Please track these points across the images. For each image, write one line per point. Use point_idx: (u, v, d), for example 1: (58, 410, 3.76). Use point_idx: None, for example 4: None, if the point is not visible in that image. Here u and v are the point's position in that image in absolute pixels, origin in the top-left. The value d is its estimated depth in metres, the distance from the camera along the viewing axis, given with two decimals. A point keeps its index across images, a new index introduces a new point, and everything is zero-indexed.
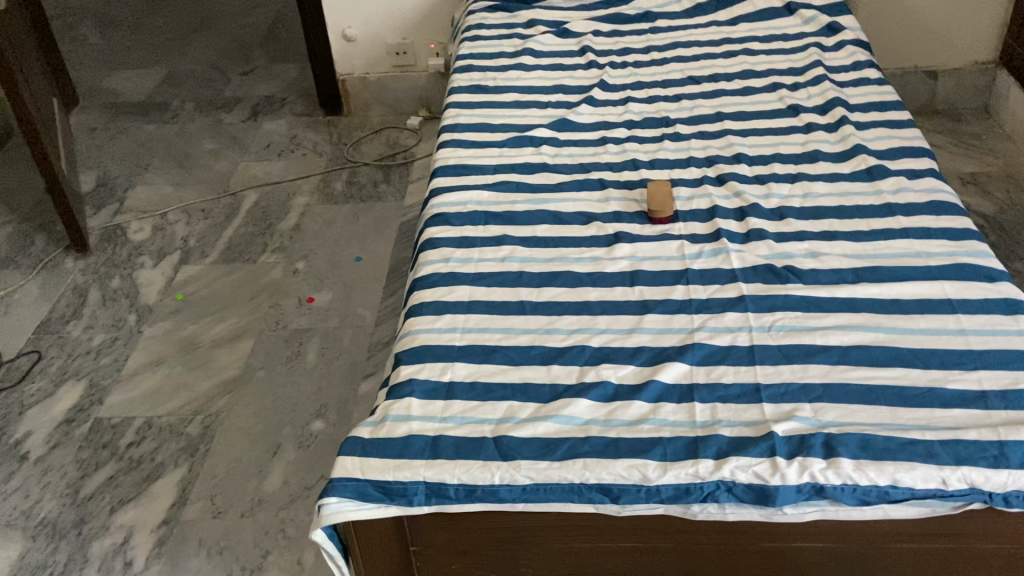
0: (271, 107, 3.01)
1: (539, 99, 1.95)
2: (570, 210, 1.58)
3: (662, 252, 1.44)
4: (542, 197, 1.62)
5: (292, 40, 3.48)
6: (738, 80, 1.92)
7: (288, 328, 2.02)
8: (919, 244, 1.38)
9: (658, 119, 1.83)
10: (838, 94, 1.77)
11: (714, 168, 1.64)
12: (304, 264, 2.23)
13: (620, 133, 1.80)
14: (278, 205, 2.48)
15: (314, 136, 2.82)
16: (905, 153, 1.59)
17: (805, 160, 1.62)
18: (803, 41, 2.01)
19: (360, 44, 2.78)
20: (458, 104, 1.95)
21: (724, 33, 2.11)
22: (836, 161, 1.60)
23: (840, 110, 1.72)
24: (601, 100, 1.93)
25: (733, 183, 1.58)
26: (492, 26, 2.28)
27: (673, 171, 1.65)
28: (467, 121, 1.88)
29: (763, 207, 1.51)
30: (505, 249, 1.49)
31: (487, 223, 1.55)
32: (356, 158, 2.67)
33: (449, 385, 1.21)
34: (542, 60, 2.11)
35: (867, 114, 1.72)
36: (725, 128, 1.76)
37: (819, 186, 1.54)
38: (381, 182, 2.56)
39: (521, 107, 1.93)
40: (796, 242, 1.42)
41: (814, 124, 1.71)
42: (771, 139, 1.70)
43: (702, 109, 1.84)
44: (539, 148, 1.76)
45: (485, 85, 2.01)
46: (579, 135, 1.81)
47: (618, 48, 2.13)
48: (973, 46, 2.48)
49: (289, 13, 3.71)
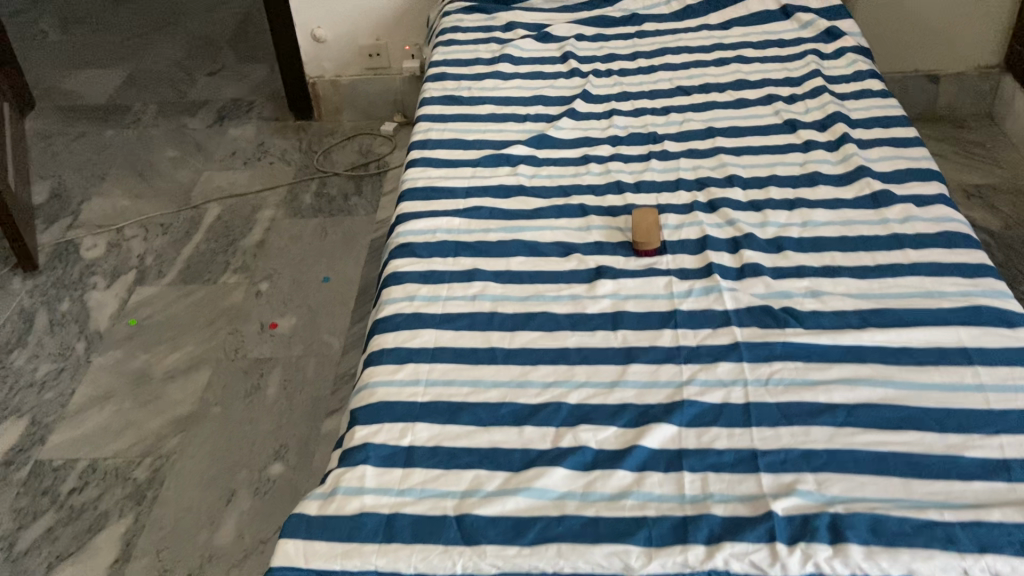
0: (239, 111, 2.86)
1: (516, 111, 1.82)
2: (547, 239, 1.45)
3: (648, 290, 1.31)
4: (518, 224, 1.48)
5: (263, 38, 3.32)
6: (731, 91, 1.78)
7: (248, 357, 1.89)
8: (930, 282, 1.25)
9: (644, 135, 1.70)
10: (838, 108, 1.64)
11: (704, 192, 1.52)
12: (267, 285, 2.10)
13: (604, 151, 1.67)
14: (242, 219, 2.34)
15: (283, 143, 2.68)
16: (912, 176, 1.46)
17: (803, 184, 1.49)
18: (801, 47, 1.88)
19: (331, 45, 2.63)
20: (430, 116, 1.81)
21: (715, 38, 1.97)
22: (837, 184, 1.48)
23: (841, 126, 1.59)
24: (583, 113, 1.80)
25: (725, 210, 1.45)
26: (468, 28, 2.13)
27: (661, 195, 1.52)
28: (439, 136, 1.74)
29: (758, 238, 1.39)
30: (476, 286, 1.35)
31: (457, 255, 1.42)
32: (326, 168, 2.53)
33: (408, 450, 1.08)
34: (521, 67, 1.97)
35: (871, 130, 1.59)
36: (716, 146, 1.63)
37: (820, 214, 1.41)
38: (352, 195, 2.42)
39: (498, 121, 1.79)
40: (794, 279, 1.29)
41: (812, 142, 1.58)
42: (766, 159, 1.57)
43: (692, 124, 1.71)
44: (516, 167, 1.63)
45: (459, 95, 1.87)
46: (560, 153, 1.68)
47: (602, 54, 2.00)
48: (976, 50, 2.36)
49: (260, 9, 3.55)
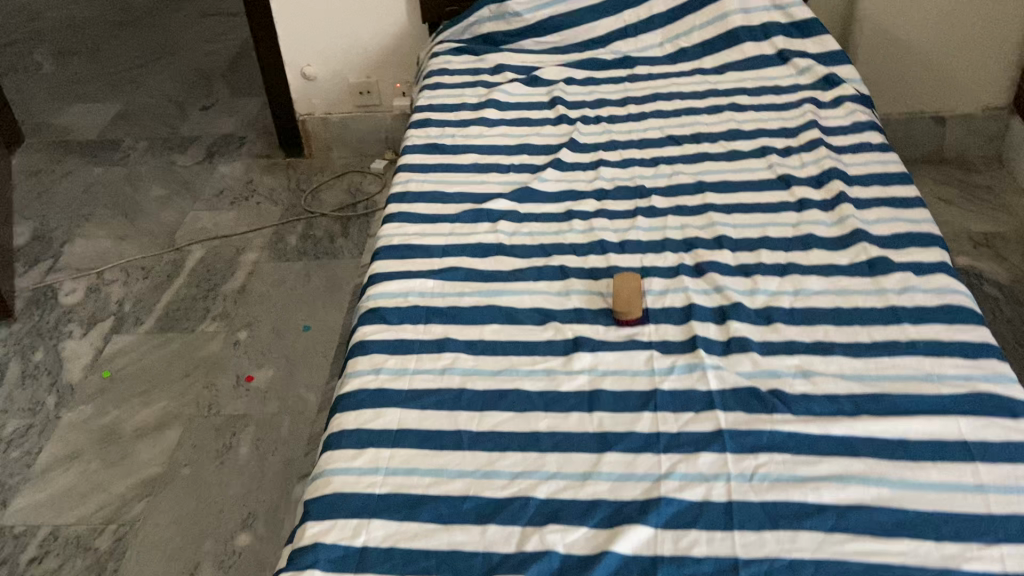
0: (228, 147, 2.81)
1: (500, 161, 1.75)
2: (525, 305, 1.37)
3: (628, 365, 1.23)
4: (494, 288, 1.41)
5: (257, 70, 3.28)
6: (724, 142, 1.71)
7: (221, 414, 1.82)
8: (929, 363, 1.17)
9: (631, 188, 1.63)
10: (835, 164, 1.58)
11: (692, 254, 1.44)
12: (246, 334, 2.03)
13: (589, 206, 1.59)
14: (225, 262, 2.28)
15: (271, 181, 2.62)
16: (911, 241, 1.39)
17: (796, 248, 1.42)
18: (797, 95, 1.82)
19: (321, 83, 2.58)
20: (410, 166, 1.75)
21: (709, 84, 1.91)
22: (832, 249, 1.41)
23: (837, 183, 1.53)
24: (570, 163, 1.73)
25: (713, 276, 1.38)
26: (457, 71, 2.07)
27: (646, 256, 1.45)
28: (418, 188, 1.68)
29: (746, 308, 1.31)
30: (446, 358, 1.27)
31: (428, 322, 1.35)
32: (314, 209, 2.47)
33: (361, 553, 1.00)
34: (507, 112, 1.90)
35: (868, 188, 1.53)
36: (706, 203, 1.55)
37: (813, 282, 1.34)
38: (338, 236, 2.35)
39: (480, 170, 1.72)
40: (784, 356, 1.21)
41: (807, 200, 1.51)
42: (758, 218, 1.50)
43: (682, 177, 1.63)
44: (496, 223, 1.56)
45: (442, 143, 1.81)
46: (543, 207, 1.60)
47: (592, 98, 1.93)
48: (985, 92, 2.29)
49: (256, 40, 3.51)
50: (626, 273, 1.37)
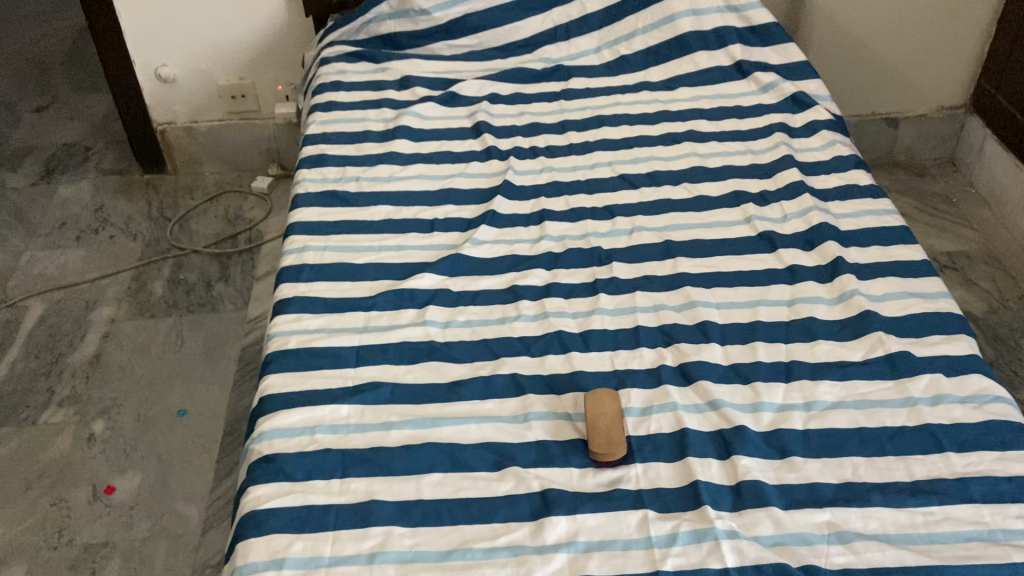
0: (71, 161, 2.32)
1: (419, 214, 1.40)
2: (471, 438, 1.06)
3: (615, 534, 0.94)
4: (430, 414, 1.09)
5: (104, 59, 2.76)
6: (687, 184, 1.44)
7: (75, 544, 1.44)
8: (991, 515, 0.94)
9: (585, 251, 1.32)
10: (825, 217, 1.32)
11: (672, 351, 1.15)
12: (103, 425, 1.64)
13: (538, 278, 1.28)
14: (73, 323, 1.86)
15: (127, 208, 2.18)
16: (931, 326, 1.16)
17: (797, 338, 1.16)
18: (763, 119, 1.56)
19: (183, 85, 2.14)
20: (306, 225, 1.38)
21: (660, 104, 1.63)
22: (840, 338, 1.15)
23: (832, 245, 1.27)
24: (506, 215, 1.40)
25: (704, 384, 1.10)
26: (355, 85, 1.70)
27: (617, 355, 1.15)
28: (319, 258, 1.32)
29: (752, 434, 1.04)
30: (373, 536, 0.95)
31: (346, 475, 1.02)
32: (183, 244, 2.06)
33: None
34: (422, 143, 1.56)
35: (866, 250, 1.28)
36: (680, 273, 1.27)
37: (827, 390, 1.08)
38: (216, 281, 1.96)
39: (396, 229, 1.38)
40: (812, 511, 0.95)
41: (799, 267, 1.26)
42: (744, 294, 1.23)
43: (645, 234, 1.34)
44: (424, 309, 1.23)
45: (345, 191, 1.45)
46: (480, 280, 1.28)
47: (523, 123, 1.61)
48: (939, 90, 2.12)
49: None
50: (599, 390, 1.07)
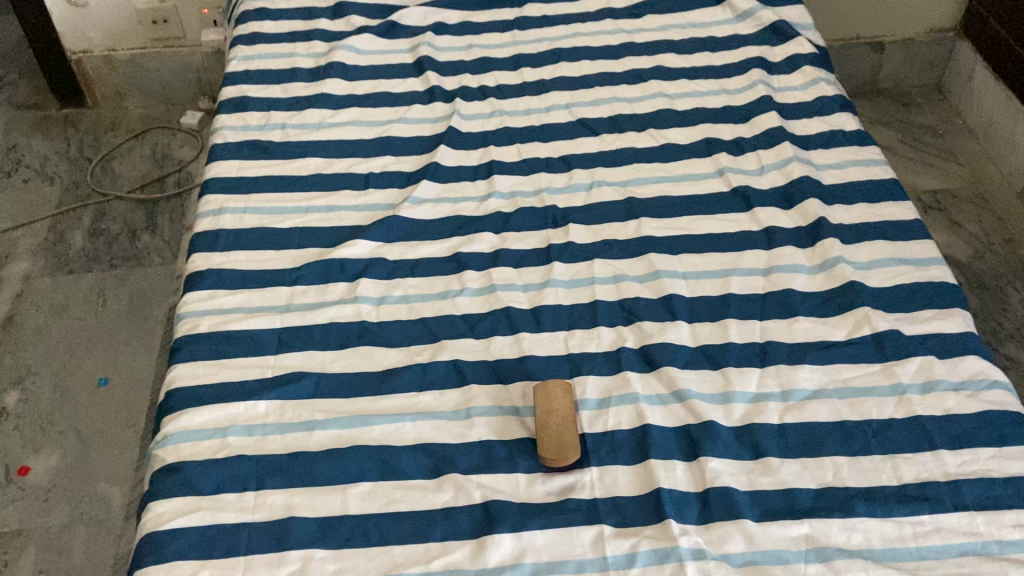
0: None
1: (353, 167, 1.24)
2: (406, 440, 0.93)
3: (567, 553, 0.84)
4: (358, 410, 0.95)
5: None
6: (654, 129, 1.28)
7: None
8: (986, 525, 0.84)
9: (539, 211, 1.18)
10: (806, 170, 1.18)
11: (634, 331, 1.03)
12: (17, 397, 1.49)
13: (486, 243, 1.14)
14: None
15: (43, 147, 1.97)
16: (921, 299, 1.04)
17: (773, 314, 1.04)
18: (739, 52, 1.40)
19: (96, 9, 1.90)
20: (222, 181, 1.21)
21: (624, 35, 1.45)
22: (820, 314, 1.04)
23: (814, 203, 1.13)
24: (451, 169, 1.24)
25: (669, 371, 0.98)
26: (282, 14, 1.51)
27: (572, 336, 1.03)
28: (237, 222, 1.15)
29: (722, 430, 0.93)
30: (290, 561, 0.83)
31: (261, 487, 0.88)
32: (105, 188, 1.87)
33: None
34: (357, 83, 1.39)
35: (851, 208, 1.15)
36: (644, 237, 1.13)
37: (806, 377, 0.97)
38: (142, 231, 1.78)
39: (325, 184, 1.21)
40: (788, 523, 0.85)
41: (776, 229, 1.12)
42: (715, 261, 1.10)
43: (606, 190, 1.20)
44: (355, 283, 1.08)
45: (267, 140, 1.28)
46: (420, 246, 1.14)
47: (471, 58, 1.44)
48: (927, 13, 1.96)
49: None
50: (544, 383, 0.94)
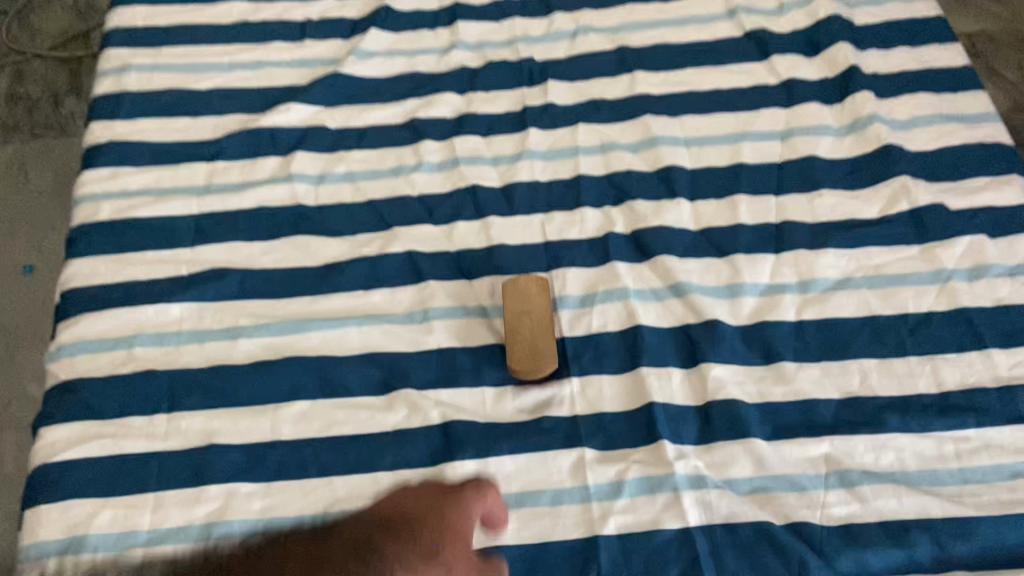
0: None
1: (287, 13, 1.02)
2: (350, 349, 0.77)
3: (542, 482, 0.71)
4: (293, 314, 0.79)
5: None
6: None
7: None
8: None
9: (511, 65, 0.97)
10: (836, 8, 0.97)
11: (624, 211, 0.86)
12: None
13: (448, 105, 0.94)
14: None
15: None
16: (972, 165, 0.86)
17: (792, 187, 0.86)
18: None
19: None
20: (126, 32, 0.99)
21: None
22: (848, 186, 0.86)
23: (845, 50, 0.93)
24: (405, 13, 1.03)
25: (666, 261, 0.82)
26: None
27: (551, 219, 0.85)
28: (144, 83, 0.94)
29: (728, 332, 0.78)
30: (210, 500, 0.69)
31: (174, 409, 0.73)
32: (22, 45, 1.63)
33: None
34: None
35: (890, 53, 0.95)
36: (638, 95, 0.94)
37: (830, 264, 0.81)
38: (66, 94, 1.56)
39: (254, 35, 1.00)
40: (805, 443, 0.72)
41: (799, 82, 0.93)
42: (724, 124, 0.91)
43: (593, 38, 0.99)
44: (289, 156, 0.88)
45: None
46: (368, 109, 0.94)
47: None
48: None
49: None
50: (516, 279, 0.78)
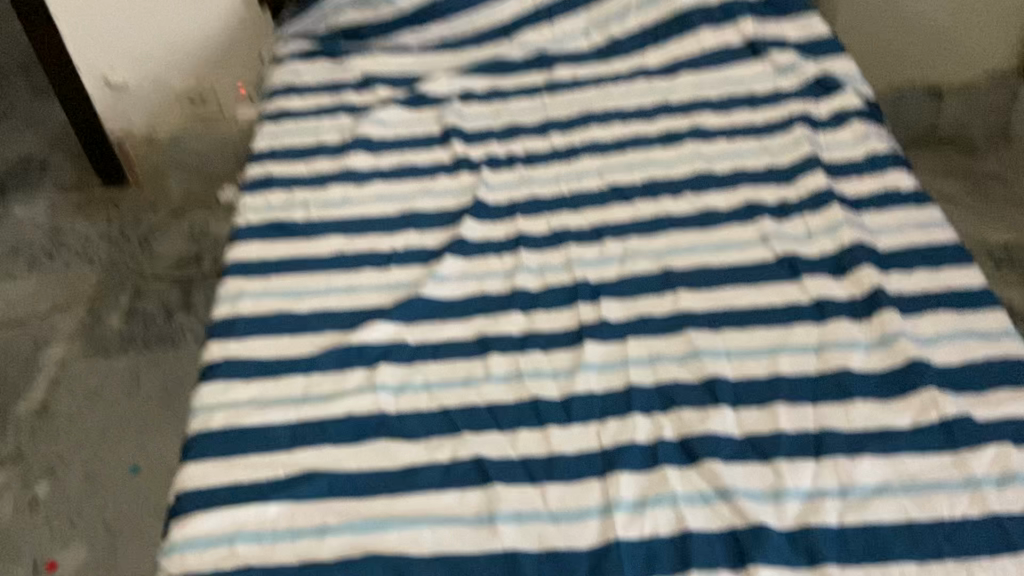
0: (23, 178, 2.10)
1: (375, 245, 1.21)
2: (424, 550, 0.85)
3: None
4: (373, 513, 0.88)
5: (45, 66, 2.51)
6: (691, 194, 1.23)
7: None
8: None
9: (568, 288, 1.11)
10: (860, 235, 1.10)
11: (672, 420, 0.95)
12: (47, 488, 1.41)
13: (514, 325, 1.08)
14: (18, 364, 1.63)
15: (84, 227, 1.94)
16: (995, 379, 0.93)
17: (828, 396, 0.94)
18: (783, 110, 1.35)
19: (137, 91, 1.91)
20: (244, 265, 1.19)
21: (658, 95, 1.43)
22: (879, 396, 0.94)
23: (869, 273, 1.04)
24: (477, 241, 1.20)
25: (711, 466, 0.89)
26: (310, 91, 1.52)
27: (606, 427, 0.95)
28: (256, 308, 1.12)
29: (773, 534, 0.83)
30: None
31: None
32: (142, 268, 1.81)
33: None
34: (381, 157, 1.37)
35: (911, 275, 1.05)
36: (681, 312, 1.06)
37: (871, 470, 0.87)
38: (178, 310, 1.71)
39: (347, 266, 1.18)
40: None
41: (826, 302, 1.04)
42: (762, 340, 1.01)
43: (642, 261, 1.14)
44: (374, 370, 1.02)
45: (290, 219, 1.25)
46: (441, 327, 1.08)
47: (500, 125, 1.42)
48: (986, 55, 1.87)
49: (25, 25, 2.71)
50: None
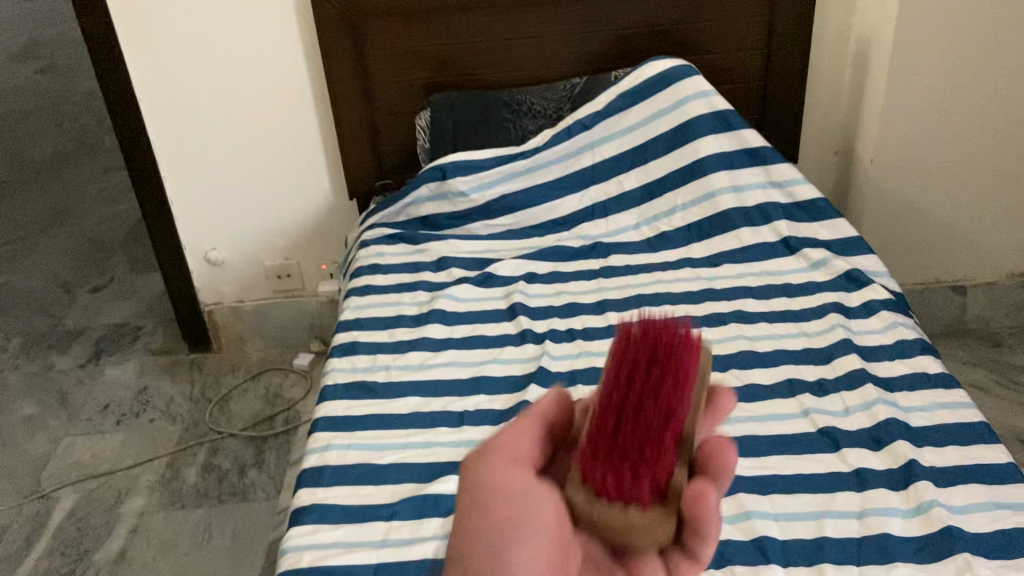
0: (119, 343, 2.33)
1: (448, 406, 1.34)
2: None
3: None
4: None
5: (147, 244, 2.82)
6: (736, 371, 1.35)
7: None
8: None
9: None
10: (892, 411, 1.20)
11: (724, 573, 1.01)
12: None
13: None
14: (102, 512, 1.76)
15: (169, 389, 2.14)
16: None
17: (871, 558, 1.00)
18: (818, 300, 1.50)
19: (232, 268, 2.15)
20: (331, 420, 1.32)
21: (703, 282, 1.60)
22: (919, 559, 0.99)
23: (903, 447, 1.14)
24: None
25: None
26: (391, 269, 1.71)
27: None
28: (342, 458, 1.24)
29: None
30: None
31: None
32: (219, 427, 1.98)
33: None
34: (455, 328, 1.52)
35: (942, 450, 1.15)
36: (731, 475, 1.15)
37: None
38: (250, 467, 1.85)
39: (423, 424, 1.30)
40: None
41: (865, 472, 1.12)
42: (808, 504, 1.09)
43: None
44: (448, 519, 1.12)
45: (373, 381, 1.40)
46: None
47: (561, 304, 1.58)
48: (1007, 258, 2.02)
49: (134, 209, 3.07)
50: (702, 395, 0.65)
